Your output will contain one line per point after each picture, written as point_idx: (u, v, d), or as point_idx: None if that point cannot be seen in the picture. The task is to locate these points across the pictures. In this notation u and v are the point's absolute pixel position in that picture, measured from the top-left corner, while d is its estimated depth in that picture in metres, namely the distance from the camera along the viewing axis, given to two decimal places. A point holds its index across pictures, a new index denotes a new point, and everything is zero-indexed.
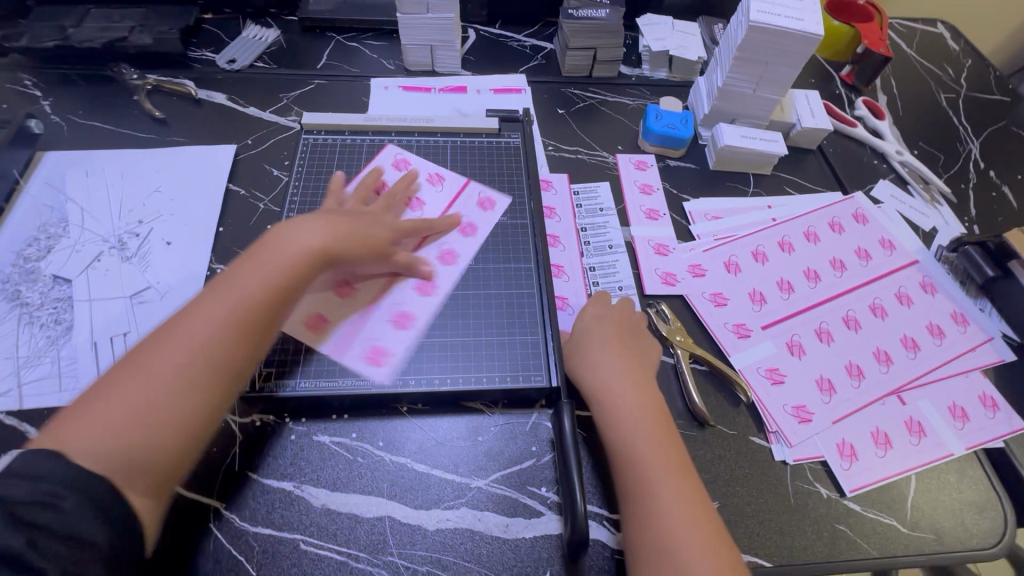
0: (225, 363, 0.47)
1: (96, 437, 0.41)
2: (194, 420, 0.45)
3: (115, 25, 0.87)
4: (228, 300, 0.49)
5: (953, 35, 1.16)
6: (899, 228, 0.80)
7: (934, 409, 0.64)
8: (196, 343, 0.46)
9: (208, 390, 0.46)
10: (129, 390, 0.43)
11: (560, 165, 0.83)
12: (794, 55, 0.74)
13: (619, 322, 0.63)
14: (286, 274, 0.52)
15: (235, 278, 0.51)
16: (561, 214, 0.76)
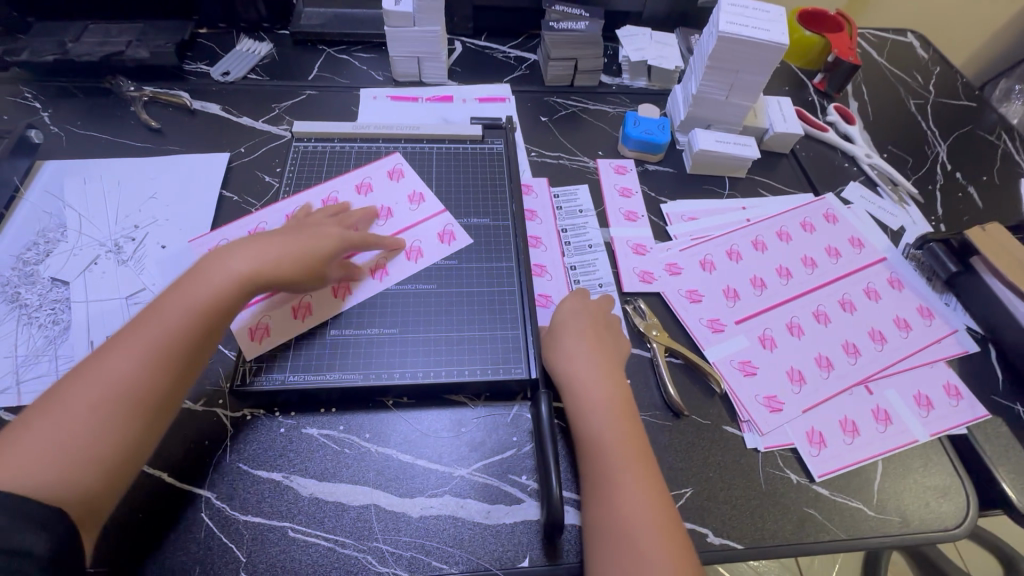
0: (148, 395, 0.48)
1: (22, 470, 0.42)
2: (115, 453, 0.46)
3: (113, 39, 0.90)
4: (153, 332, 0.50)
5: (922, 44, 1.21)
6: (868, 227, 0.83)
7: (900, 398, 0.67)
8: (119, 378, 0.48)
9: (133, 423, 0.47)
10: (49, 426, 0.45)
11: (543, 170, 0.86)
12: (763, 64, 0.78)
13: (595, 319, 0.65)
14: (213, 303, 0.53)
15: (165, 305, 0.52)
16: (543, 216, 0.79)
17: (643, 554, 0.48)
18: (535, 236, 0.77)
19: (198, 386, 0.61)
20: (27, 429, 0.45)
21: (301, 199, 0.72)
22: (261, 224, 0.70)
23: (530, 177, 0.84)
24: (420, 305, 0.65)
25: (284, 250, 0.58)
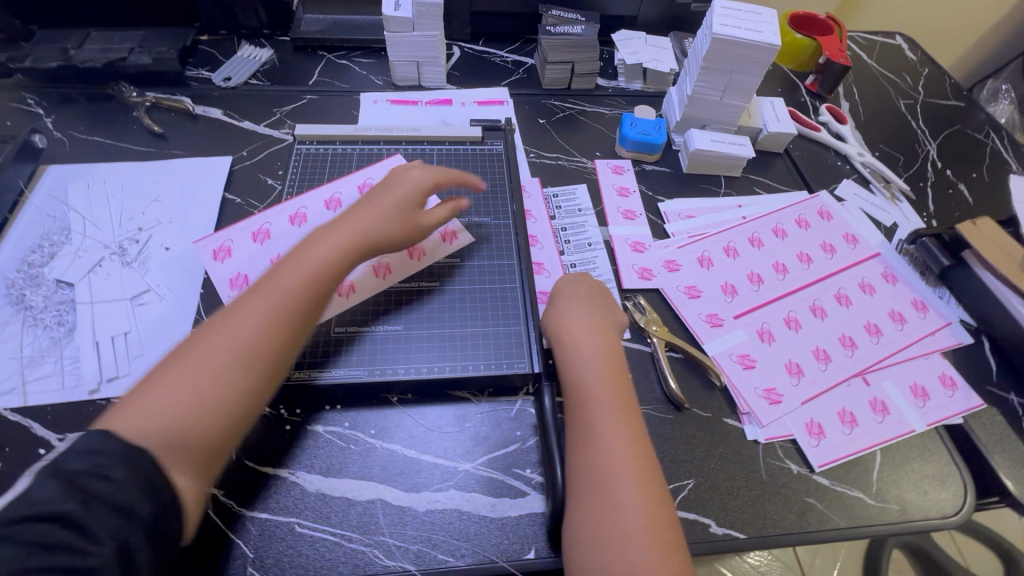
0: (266, 349, 0.49)
1: (146, 420, 0.42)
2: (237, 405, 0.46)
3: (115, 46, 0.91)
4: (270, 292, 0.51)
5: (910, 46, 1.24)
6: (862, 225, 0.85)
7: (897, 389, 0.68)
8: (243, 332, 0.48)
9: (252, 376, 0.47)
10: (176, 379, 0.45)
11: (542, 170, 0.87)
12: (757, 64, 0.80)
13: (590, 287, 0.65)
14: (321, 265, 0.55)
15: (280, 275, 0.53)
16: (543, 215, 0.80)
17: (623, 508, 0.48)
18: (536, 234, 0.78)
19: None
20: (154, 383, 0.45)
21: (304, 200, 0.73)
22: (265, 225, 0.71)
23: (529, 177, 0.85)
24: (424, 303, 0.66)
25: (374, 215, 0.61)
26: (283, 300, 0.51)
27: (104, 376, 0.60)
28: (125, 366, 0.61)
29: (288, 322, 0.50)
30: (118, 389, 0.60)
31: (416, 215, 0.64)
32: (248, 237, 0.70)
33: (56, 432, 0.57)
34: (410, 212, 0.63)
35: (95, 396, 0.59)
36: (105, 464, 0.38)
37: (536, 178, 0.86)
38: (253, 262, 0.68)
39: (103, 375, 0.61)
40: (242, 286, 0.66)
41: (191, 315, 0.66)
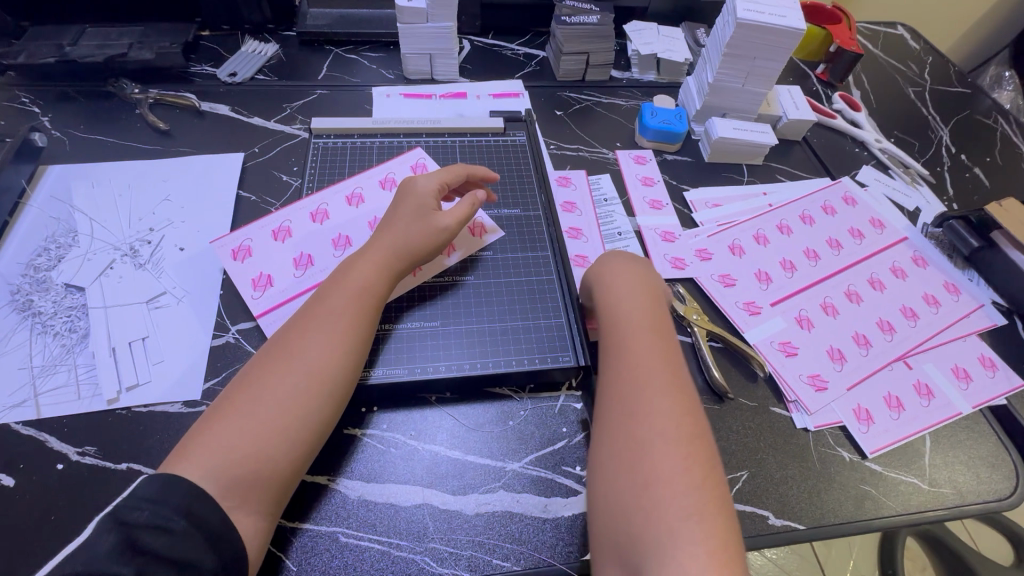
0: (326, 376, 0.48)
1: (210, 457, 0.43)
2: (300, 437, 0.46)
3: (113, 42, 0.87)
4: (319, 318, 0.51)
5: (912, 36, 1.25)
6: (887, 210, 0.84)
7: (939, 372, 0.67)
8: (301, 362, 0.48)
9: (313, 406, 0.47)
10: (238, 413, 0.45)
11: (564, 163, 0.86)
12: (780, 50, 0.79)
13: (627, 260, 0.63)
14: (365, 288, 0.54)
15: (325, 297, 0.53)
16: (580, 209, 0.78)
17: (665, 481, 0.44)
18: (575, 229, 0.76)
19: None
20: (213, 419, 0.45)
21: (325, 196, 0.70)
22: (285, 222, 0.67)
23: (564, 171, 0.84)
24: (458, 300, 0.64)
25: (404, 229, 0.59)
26: (335, 325, 0.51)
27: (123, 384, 0.57)
28: (146, 373, 0.58)
29: (342, 348, 0.50)
30: (139, 398, 0.56)
31: (437, 220, 0.60)
32: (268, 236, 0.66)
33: (75, 445, 0.53)
34: (433, 221, 0.60)
35: (115, 406, 0.56)
36: (167, 515, 0.39)
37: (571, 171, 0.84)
38: (276, 261, 0.64)
39: (122, 383, 0.57)
40: (265, 286, 0.62)
41: (213, 317, 0.62)
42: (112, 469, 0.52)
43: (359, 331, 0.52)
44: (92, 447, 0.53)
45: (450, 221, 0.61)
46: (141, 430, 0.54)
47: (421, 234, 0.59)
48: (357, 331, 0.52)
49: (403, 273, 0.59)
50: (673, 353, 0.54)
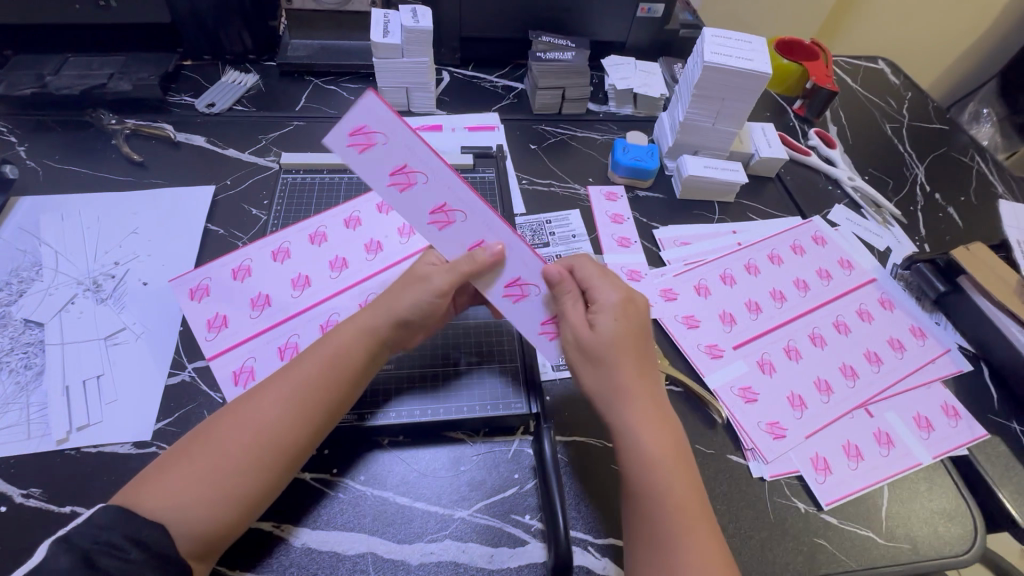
0: (289, 447, 0.47)
1: (167, 506, 0.42)
2: (252, 504, 0.46)
3: (93, 72, 0.89)
4: (294, 382, 0.50)
5: (892, 70, 1.26)
6: (857, 250, 0.84)
7: (900, 420, 0.67)
8: (263, 427, 0.47)
9: (271, 472, 0.47)
10: (202, 466, 0.45)
11: (358, 107, 0.48)
12: (748, 92, 0.80)
13: (628, 336, 0.52)
14: (348, 360, 0.52)
15: (316, 359, 0.51)
16: (416, 168, 0.51)
17: None
18: (430, 202, 0.52)
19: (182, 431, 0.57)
20: (172, 464, 0.45)
21: (288, 234, 0.71)
22: (245, 261, 0.68)
23: (365, 106, 0.48)
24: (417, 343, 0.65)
25: (401, 291, 0.55)
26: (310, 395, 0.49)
27: (74, 424, 0.57)
28: (98, 412, 0.58)
29: (309, 419, 0.49)
30: (90, 438, 0.56)
31: (433, 280, 0.54)
32: (228, 274, 0.67)
33: (18, 487, 0.53)
34: (426, 285, 0.54)
35: (64, 446, 0.55)
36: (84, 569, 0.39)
37: (380, 111, 0.49)
38: (232, 301, 0.65)
39: (73, 423, 0.57)
40: (220, 327, 0.63)
41: (170, 355, 0.62)
42: (56, 512, 0.52)
43: (333, 401, 0.50)
44: (37, 488, 0.53)
45: (439, 291, 0.53)
46: (89, 472, 0.54)
47: (423, 306, 0.54)
48: (330, 402, 0.50)
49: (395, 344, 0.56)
50: (670, 420, 0.51)
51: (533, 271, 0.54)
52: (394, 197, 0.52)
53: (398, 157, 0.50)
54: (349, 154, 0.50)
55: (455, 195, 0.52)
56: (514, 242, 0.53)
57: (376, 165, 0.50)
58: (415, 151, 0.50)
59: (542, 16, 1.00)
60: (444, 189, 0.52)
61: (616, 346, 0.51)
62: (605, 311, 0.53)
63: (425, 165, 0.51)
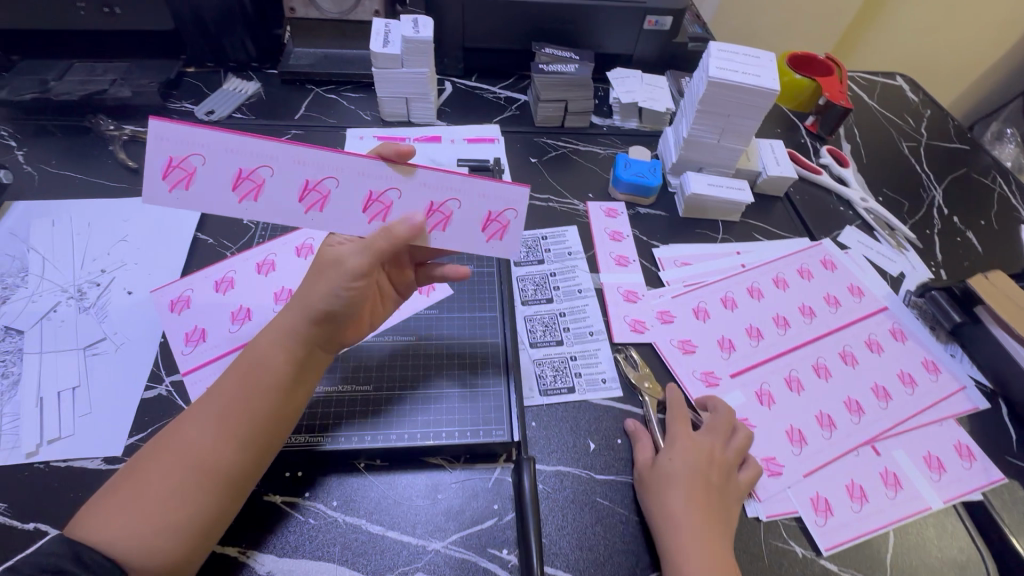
0: (219, 468, 0.45)
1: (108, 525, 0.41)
2: (194, 532, 0.43)
3: (96, 78, 0.89)
4: (216, 401, 0.48)
5: (911, 87, 1.21)
6: (868, 276, 0.80)
7: (909, 460, 0.63)
8: (187, 451, 0.45)
9: (216, 482, 0.45)
10: (145, 482, 0.43)
11: (150, 152, 0.48)
12: (755, 109, 0.76)
13: (701, 461, 0.56)
14: (269, 366, 0.50)
15: (256, 363, 0.50)
16: (251, 166, 0.50)
17: None
18: (293, 186, 0.50)
19: None
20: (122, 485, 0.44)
21: (274, 246, 0.72)
22: (229, 273, 0.68)
23: (159, 139, 0.47)
24: (398, 362, 0.63)
25: (316, 278, 0.52)
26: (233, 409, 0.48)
27: (45, 436, 0.56)
28: (70, 425, 0.56)
29: (235, 432, 0.47)
30: (59, 452, 0.55)
31: (344, 257, 0.51)
32: (210, 286, 0.67)
33: None
34: (341, 263, 0.51)
35: (33, 459, 0.54)
36: None
37: (177, 136, 0.48)
38: (213, 314, 0.65)
39: (44, 436, 0.56)
40: (198, 340, 0.63)
41: (148, 367, 0.61)
42: (18, 529, 0.50)
43: (260, 410, 0.48)
44: (2, 503, 0.52)
45: (354, 263, 0.50)
46: (56, 487, 0.53)
47: (345, 287, 0.50)
48: (259, 412, 0.48)
49: (326, 345, 0.54)
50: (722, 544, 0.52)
51: (436, 188, 0.52)
52: (251, 207, 0.50)
53: (229, 165, 0.49)
54: (182, 194, 0.49)
55: (311, 168, 0.50)
56: (397, 173, 0.51)
57: (217, 188, 0.50)
58: (232, 148, 0.49)
59: (547, 27, 0.98)
60: (293, 169, 0.50)
61: (681, 479, 0.54)
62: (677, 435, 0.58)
63: (259, 157, 0.49)
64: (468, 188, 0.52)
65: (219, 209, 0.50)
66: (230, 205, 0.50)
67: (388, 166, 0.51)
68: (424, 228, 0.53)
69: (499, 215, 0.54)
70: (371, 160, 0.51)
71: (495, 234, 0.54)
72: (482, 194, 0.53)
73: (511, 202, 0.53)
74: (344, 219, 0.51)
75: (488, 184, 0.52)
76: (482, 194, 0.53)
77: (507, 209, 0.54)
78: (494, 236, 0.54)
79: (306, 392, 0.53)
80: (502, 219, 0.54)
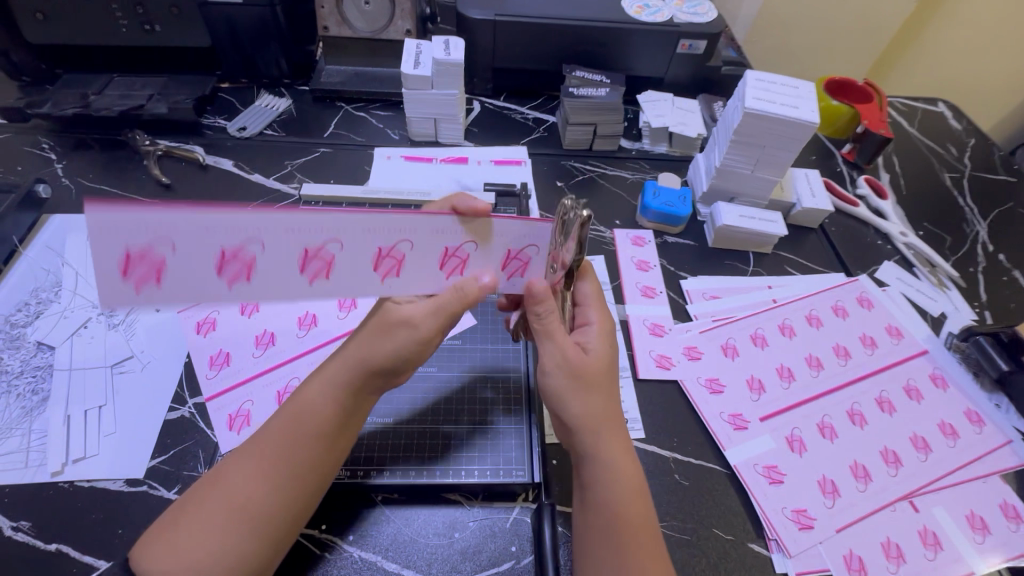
0: (262, 507, 0.46)
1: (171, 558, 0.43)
2: None
3: (135, 93, 0.91)
4: (260, 446, 0.48)
5: (954, 114, 1.17)
6: (907, 316, 0.77)
7: (950, 518, 0.59)
8: (230, 495, 0.46)
9: (265, 517, 0.46)
10: (200, 519, 0.44)
11: (99, 254, 0.39)
12: (793, 141, 0.74)
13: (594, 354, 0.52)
14: (315, 413, 0.49)
15: (298, 405, 0.50)
16: (235, 244, 0.41)
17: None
18: (289, 255, 0.43)
19: (175, 471, 0.56)
20: (177, 520, 0.45)
21: None
22: None
23: (108, 234, 0.38)
24: (416, 393, 0.63)
25: (376, 337, 0.50)
26: (277, 455, 0.47)
27: (70, 456, 0.56)
28: (95, 445, 0.57)
29: (277, 480, 0.47)
30: (83, 472, 0.55)
31: (414, 320, 0.49)
32: (236, 309, 0.68)
33: (8, 518, 0.52)
34: (408, 325, 0.49)
35: (58, 479, 0.55)
36: None
37: (124, 226, 0.38)
38: (236, 337, 0.65)
39: (69, 455, 0.56)
40: (221, 364, 0.63)
41: (173, 388, 0.62)
42: (40, 549, 0.51)
43: (304, 460, 0.48)
44: (27, 521, 0.52)
45: (426, 331, 0.49)
46: (79, 507, 0.53)
47: (407, 348, 0.50)
48: (302, 459, 0.48)
49: (378, 388, 0.53)
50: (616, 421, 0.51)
51: (508, 238, 0.49)
52: (244, 288, 0.43)
53: (205, 247, 0.40)
54: (151, 291, 0.41)
55: (308, 233, 0.42)
56: (417, 224, 0.45)
57: (193, 277, 0.41)
58: (207, 227, 0.40)
59: (578, 49, 0.97)
60: (285, 238, 0.42)
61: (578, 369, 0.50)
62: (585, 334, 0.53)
63: (241, 231, 0.41)
64: (516, 234, 0.48)
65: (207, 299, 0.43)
66: (218, 292, 0.43)
67: (460, 222, 0.46)
68: (440, 275, 0.48)
69: (522, 253, 0.50)
70: (444, 218, 0.46)
71: (513, 271, 0.51)
72: (507, 233, 0.48)
73: (535, 239, 0.49)
74: (356, 285, 0.45)
75: (517, 221, 0.48)
76: (507, 230, 0.48)
77: (531, 246, 0.50)
78: (513, 273, 0.51)
79: (350, 437, 0.52)
80: (524, 256, 0.50)
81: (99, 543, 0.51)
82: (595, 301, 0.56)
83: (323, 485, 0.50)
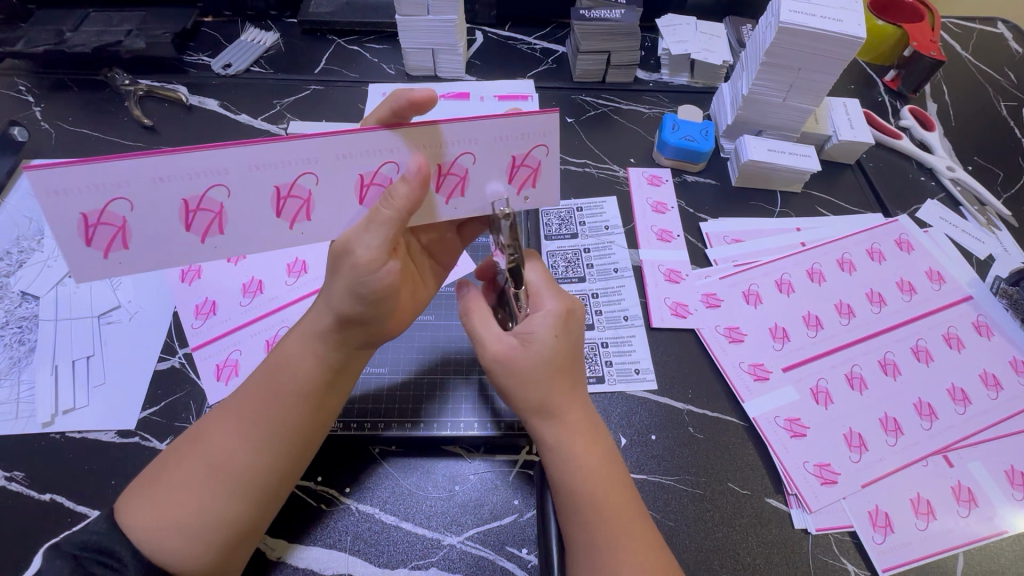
0: (247, 469, 0.43)
1: (153, 519, 0.41)
2: (223, 537, 0.42)
3: (112, 28, 0.85)
4: (241, 406, 0.45)
5: (1016, 35, 1.04)
6: (950, 259, 0.70)
7: (988, 473, 0.55)
8: (213, 456, 0.43)
9: (252, 479, 0.43)
10: (182, 479, 0.42)
11: (58, 217, 0.40)
12: (833, 62, 0.66)
13: (559, 344, 0.47)
14: (296, 372, 0.46)
15: (279, 363, 0.46)
16: (197, 192, 0.42)
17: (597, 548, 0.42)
18: (261, 198, 0.43)
19: (167, 423, 0.54)
20: (159, 480, 0.42)
21: None
22: None
23: (58, 195, 0.39)
24: (414, 344, 0.59)
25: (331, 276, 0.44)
26: (259, 415, 0.44)
27: (60, 407, 0.54)
28: (84, 396, 0.55)
29: (261, 443, 0.44)
30: (73, 423, 0.54)
31: (353, 246, 0.42)
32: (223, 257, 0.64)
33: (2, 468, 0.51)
34: (349, 254, 0.42)
35: (49, 430, 0.53)
36: None
37: (77, 184, 0.39)
38: (223, 286, 0.62)
39: (59, 406, 0.55)
40: (208, 314, 0.60)
41: (162, 339, 0.59)
42: (35, 499, 0.50)
43: (289, 420, 0.45)
44: (21, 472, 0.51)
45: (366, 255, 0.42)
46: (71, 459, 0.52)
47: (367, 289, 0.43)
48: (286, 422, 0.45)
49: (366, 346, 0.49)
50: (578, 396, 0.48)
51: (500, 142, 0.44)
52: (219, 240, 0.44)
53: (169, 198, 0.41)
54: (122, 253, 0.43)
55: (275, 171, 0.42)
56: (393, 142, 0.43)
57: (163, 234, 0.43)
58: (163, 178, 0.41)
59: None
60: (252, 179, 0.42)
61: (533, 368, 0.46)
62: (539, 322, 0.47)
63: (203, 177, 0.41)
64: (503, 136, 0.44)
65: (183, 254, 0.44)
66: (195, 246, 0.44)
67: (445, 129, 0.43)
68: (440, 199, 0.46)
69: (527, 158, 0.46)
70: (431, 128, 0.43)
71: (524, 180, 0.47)
72: (498, 136, 0.44)
73: (537, 138, 0.45)
74: (339, 219, 0.45)
75: (508, 117, 0.43)
76: (508, 134, 0.44)
77: (533, 147, 0.45)
78: (523, 184, 0.47)
79: (339, 396, 0.49)
80: (530, 162, 0.46)
81: (93, 493, 0.50)
82: (545, 286, 0.50)
83: (311, 447, 0.47)
